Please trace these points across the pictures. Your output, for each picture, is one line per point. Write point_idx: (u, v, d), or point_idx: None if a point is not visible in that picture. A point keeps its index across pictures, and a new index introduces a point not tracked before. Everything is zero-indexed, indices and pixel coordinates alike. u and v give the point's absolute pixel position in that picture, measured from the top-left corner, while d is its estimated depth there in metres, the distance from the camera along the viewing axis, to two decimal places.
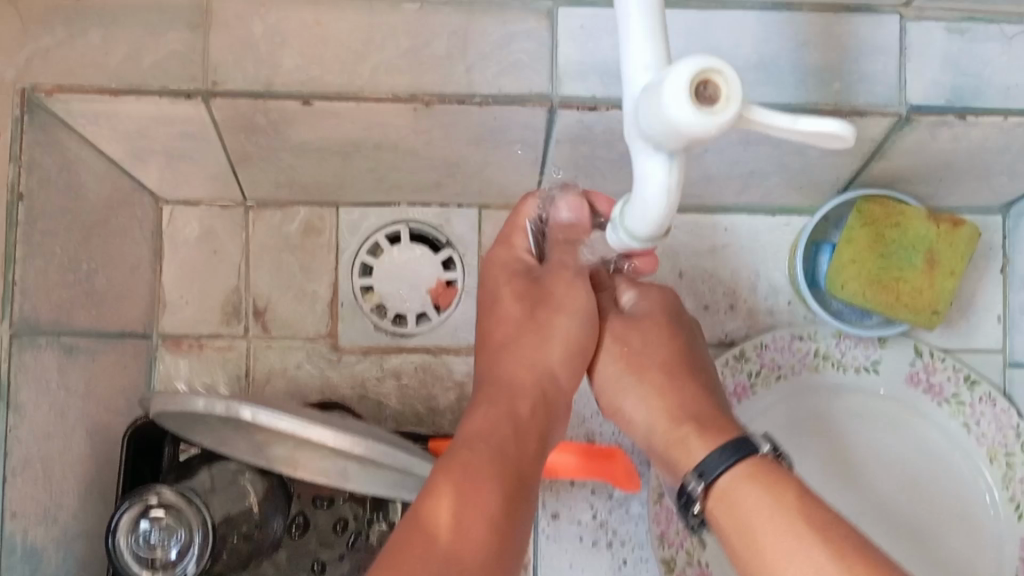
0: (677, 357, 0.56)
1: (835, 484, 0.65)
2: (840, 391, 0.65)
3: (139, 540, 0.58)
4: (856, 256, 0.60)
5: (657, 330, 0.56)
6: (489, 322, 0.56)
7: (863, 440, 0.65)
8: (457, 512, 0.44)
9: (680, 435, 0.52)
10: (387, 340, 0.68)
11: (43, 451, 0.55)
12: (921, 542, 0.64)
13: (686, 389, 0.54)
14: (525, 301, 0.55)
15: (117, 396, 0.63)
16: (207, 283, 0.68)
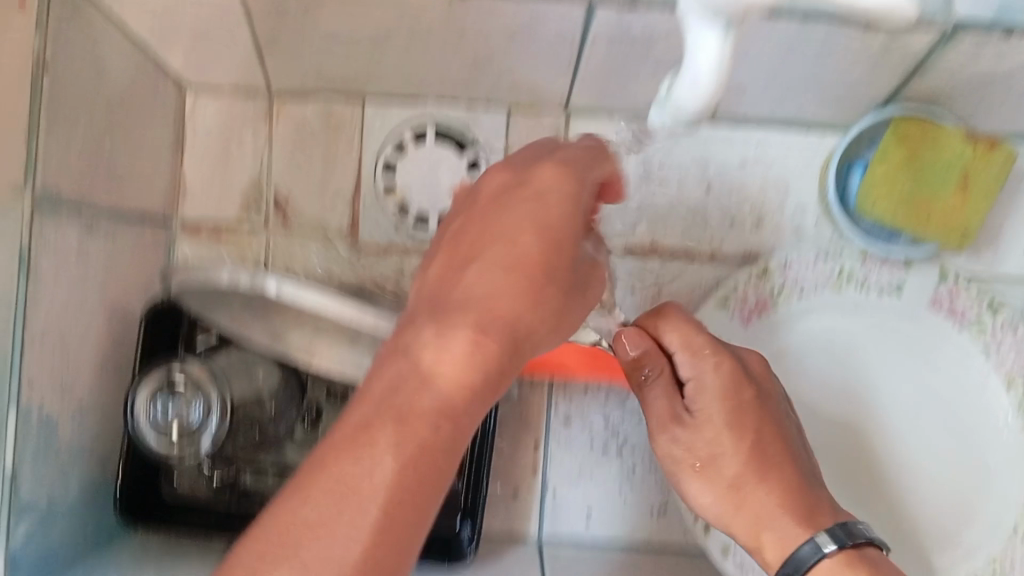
0: (756, 449, 0.54)
1: (835, 400, 0.66)
2: (854, 322, 0.65)
3: (152, 414, 0.55)
4: (888, 174, 0.62)
5: (725, 430, 0.54)
6: (487, 239, 0.39)
7: (860, 389, 0.65)
8: (389, 500, 0.34)
9: (759, 539, 0.54)
10: (409, 241, 0.69)
11: (62, 323, 0.57)
12: (884, 507, 0.64)
13: (758, 490, 0.54)
14: (561, 222, 0.39)
15: (136, 276, 0.65)
16: (230, 172, 0.69)
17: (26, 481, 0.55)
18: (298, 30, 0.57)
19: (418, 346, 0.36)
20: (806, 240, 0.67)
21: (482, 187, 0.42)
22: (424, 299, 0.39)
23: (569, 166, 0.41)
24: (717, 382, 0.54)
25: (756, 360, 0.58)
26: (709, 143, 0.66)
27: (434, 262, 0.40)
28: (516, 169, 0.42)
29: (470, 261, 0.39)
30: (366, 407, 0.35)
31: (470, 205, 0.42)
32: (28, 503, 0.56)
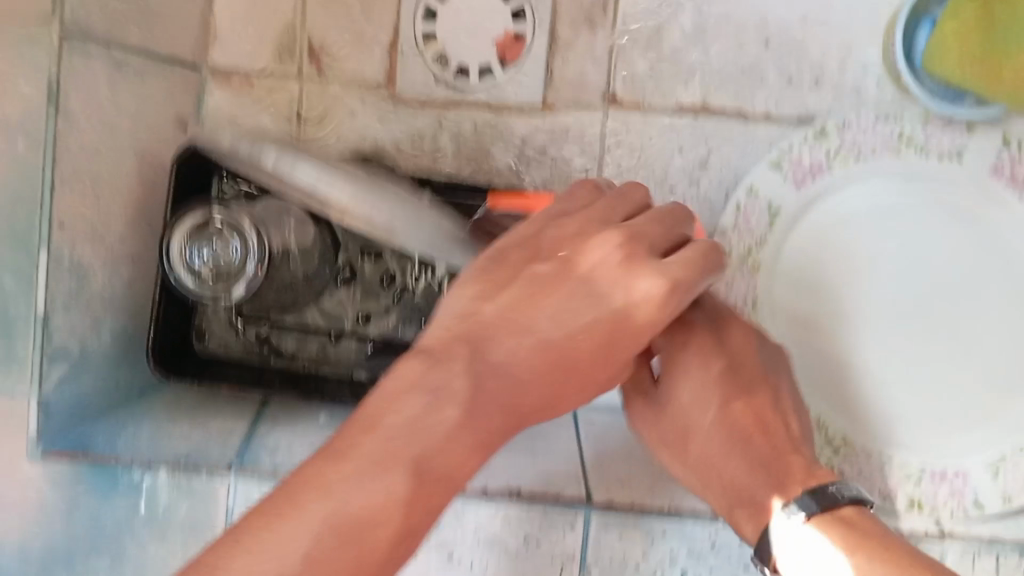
0: (726, 430, 0.47)
1: (885, 272, 0.63)
2: (906, 192, 0.62)
3: (188, 253, 0.56)
4: (960, 28, 0.58)
5: (699, 407, 0.48)
6: (557, 316, 0.41)
7: (890, 266, 0.63)
8: (372, 533, 0.34)
9: (734, 516, 0.47)
10: (449, 94, 0.65)
11: (93, 164, 0.55)
12: (896, 393, 0.61)
13: (729, 466, 0.47)
14: (628, 346, 0.42)
15: (165, 123, 0.62)
16: (262, 17, 0.65)
17: (59, 326, 0.54)
18: None
19: (448, 398, 0.37)
20: (866, 101, 0.64)
21: (579, 250, 0.43)
22: (458, 338, 0.40)
23: (674, 284, 0.42)
24: (688, 362, 0.48)
25: (742, 333, 0.50)
26: None
27: (485, 289, 0.42)
28: (627, 257, 0.43)
29: (527, 331, 0.41)
30: (371, 436, 0.36)
31: (560, 248, 0.44)
32: (60, 348, 0.54)
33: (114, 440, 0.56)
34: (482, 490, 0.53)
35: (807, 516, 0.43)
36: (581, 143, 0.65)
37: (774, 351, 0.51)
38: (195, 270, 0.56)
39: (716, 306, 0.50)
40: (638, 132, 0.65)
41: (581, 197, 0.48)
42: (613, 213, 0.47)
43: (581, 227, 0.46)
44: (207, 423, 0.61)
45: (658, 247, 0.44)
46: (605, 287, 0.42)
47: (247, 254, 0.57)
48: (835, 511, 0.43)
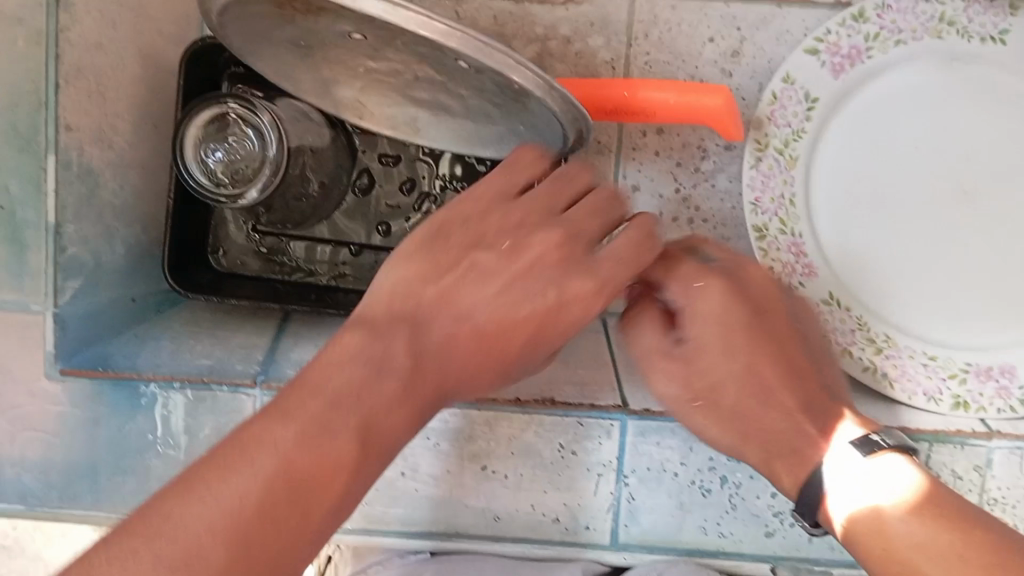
0: (761, 376, 0.44)
1: (926, 162, 0.60)
2: (948, 77, 0.59)
3: (203, 151, 0.54)
4: None
5: (725, 359, 0.44)
6: (494, 293, 0.40)
7: (927, 159, 0.60)
8: (330, 478, 0.34)
9: (771, 468, 0.43)
10: None
11: (95, 62, 0.52)
12: (936, 290, 0.59)
13: (766, 416, 0.43)
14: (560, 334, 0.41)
15: (166, 20, 0.59)
16: None
17: (71, 236, 0.51)
18: None
19: (389, 372, 0.37)
20: None
21: (522, 241, 0.42)
22: (401, 313, 0.39)
23: (602, 287, 0.42)
24: (708, 304, 0.44)
25: (762, 275, 0.47)
26: None
27: (426, 269, 0.41)
28: (564, 253, 0.42)
29: (465, 315, 0.40)
30: (314, 401, 0.35)
31: (502, 236, 0.43)
32: (73, 261, 0.52)
33: (134, 357, 0.54)
34: (516, 399, 0.51)
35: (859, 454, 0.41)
36: (606, 35, 0.61)
37: (789, 300, 0.48)
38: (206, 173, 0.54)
39: (732, 253, 0.47)
40: (666, 21, 0.61)
41: (526, 166, 0.46)
42: (557, 197, 0.45)
43: (524, 215, 0.43)
44: (229, 338, 0.57)
45: (594, 240, 0.44)
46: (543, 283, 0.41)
47: (263, 149, 0.55)
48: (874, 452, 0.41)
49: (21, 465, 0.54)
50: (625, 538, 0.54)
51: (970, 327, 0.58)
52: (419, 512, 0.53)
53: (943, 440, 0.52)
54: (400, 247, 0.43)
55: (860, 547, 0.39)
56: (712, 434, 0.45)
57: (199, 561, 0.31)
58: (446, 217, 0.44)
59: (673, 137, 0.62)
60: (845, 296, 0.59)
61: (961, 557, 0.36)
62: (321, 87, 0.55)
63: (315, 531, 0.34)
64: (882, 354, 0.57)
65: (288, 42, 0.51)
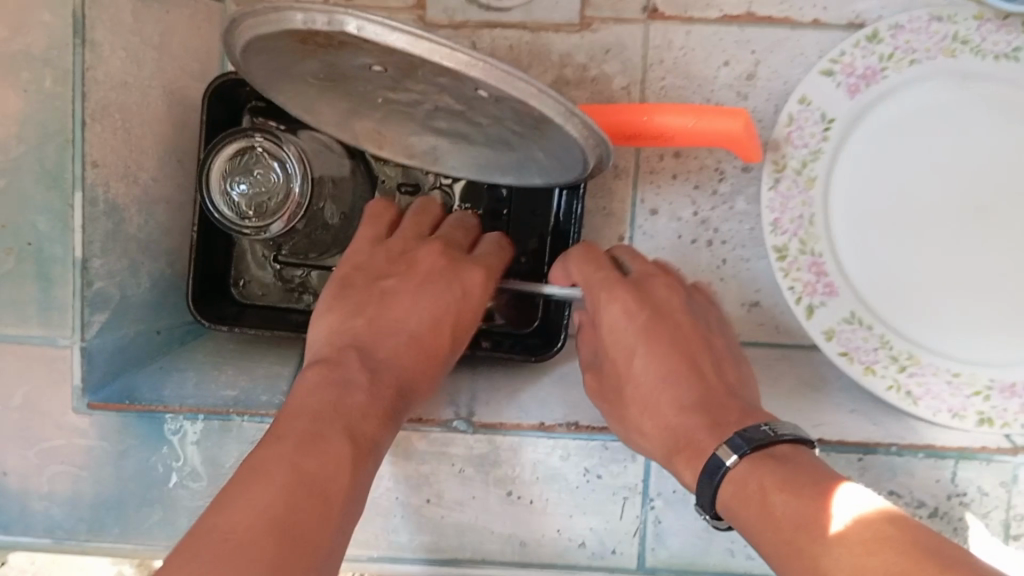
0: (654, 371, 0.47)
1: (946, 181, 0.59)
2: (964, 96, 0.59)
3: (227, 184, 0.55)
4: None
5: (634, 359, 0.48)
6: (414, 303, 0.50)
7: (947, 176, 0.59)
8: (337, 468, 0.39)
9: (673, 461, 0.45)
10: (483, 17, 0.62)
11: (122, 99, 0.53)
12: (959, 307, 0.58)
13: (663, 407, 0.46)
14: (471, 321, 0.52)
15: (192, 56, 0.60)
16: None
17: (98, 271, 0.52)
18: None
19: (353, 388, 0.44)
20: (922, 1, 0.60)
21: (413, 260, 0.53)
22: (345, 346, 0.48)
23: (489, 270, 0.53)
24: (610, 303, 0.49)
25: (666, 286, 0.51)
26: None
27: (349, 311, 0.50)
28: (449, 258, 0.53)
29: (399, 327, 0.49)
30: (300, 420, 0.41)
31: (393, 263, 0.53)
32: (100, 295, 0.52)
33: (160, 388, 0.54)
34: (540, 423, 0.51)
35: (742, 456, 0.41)
36: (622, 62, 0.62)
37: (700, 313, 0.51)
38: (231, 206, 0.55)
39: (645, 269, 0.52)
40: (680, 47, 0.61)
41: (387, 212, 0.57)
42: (423, 225, 0.56)
43: (405, 241, 0.55)
44: (253, 368, 0.58)
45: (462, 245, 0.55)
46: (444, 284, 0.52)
47: (287, 182, 0.55)
48: (767, 453, 0.41)
49: (49, 499, 0.54)
50: (653, 562, 0.53)
51: (995, 343, 0.57)
52: (445, 540, 0.53)
53: (970, 457, 0.53)
54: (320, 307, 0.52)
55: (782, 561, 0.37)
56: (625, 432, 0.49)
57: (251, 544, 0.34)
58: (344, 272, 0.53)
59: (689, 159, 0.62)
60: (866, 314, 0.59)
61: (873, 553, 0.34)
62: (342, 118, 0.56)
63: (342, 516, 0.38)
64: (906, 372, 0.57)
65: (313, 74, 0.52)
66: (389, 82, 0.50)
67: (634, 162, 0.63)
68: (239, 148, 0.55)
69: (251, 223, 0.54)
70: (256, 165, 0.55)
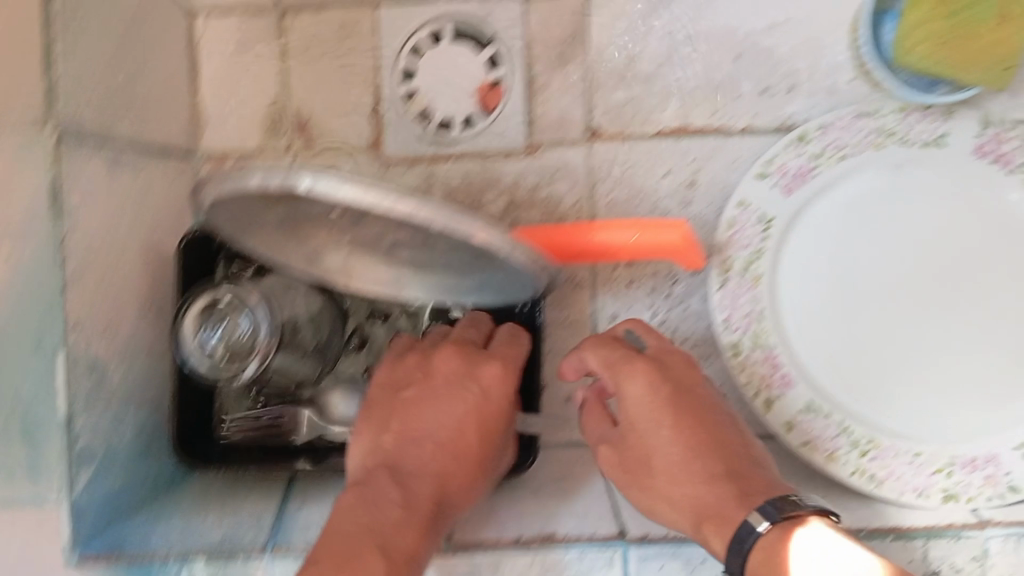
0: (676, 446, 0.49)
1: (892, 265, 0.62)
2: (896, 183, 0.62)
3: (201, 337, 0.57)
4: (924, 19, 0.59)
5: (658, 433, 0.50)
6: (434, 409, 0.53)
7: (889, 264, 0.62)
8: None
9: (702, 533, 0.47)
10: (435, 149, 0.66)
11: (98, 261, 0.56)
12: (910, 389, 0.60)
13: (693, 477, 0.48)
14: (496, 415, 0.54)
15: (165, 210, 0.64)
16: (247, 95, 0.66)
17: (82, 427, 0.54)
18: None
19: (386, 503, 0.47)
20: (845, 100, 0.63)
21: (430, 367, 0.55)
22: (378, 462, 0.51)
23: (505, 363, 0.55)
24: (633, 376, 0.51)
25: (682, 361, 0.53)
26: (732, 10, 0.63)
27: (377, 429, 0.53)
28: (465, 357, 0.55)
29: (423, 438, 0.52)
30: (337, 542, 0.44)
31: (413, 372, 0.56)
32: (85, 450, 0.54)
33: (148, 536, 0.56)
34: (517, 539, 0.53)
35: (772, 524, 0.45)
36: (569, 180, 0.65)
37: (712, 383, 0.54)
38: (205, 357, 0.56)
39: (659, 345, 0.54)
40: (623, 161, 0.65)
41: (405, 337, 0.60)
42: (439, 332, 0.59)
43: (421, 353, 0.57)
44: (237, 506, 0.60)
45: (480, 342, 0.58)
46: (461, 386, 0.54)
47: (257, 331, 0.57)
48: (798, 521, 0.45)
49: None
50: None
51: (946, 427, 0.59)
52: None
53: (938, 534, 0.54)
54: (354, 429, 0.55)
55: None
56: (651, 508, 0.50)
57: None
58: (373, 390, 0.56)
59: (642, 266, 0.65)
60: (824, 403, 0.61)
61: None
62: (308, 258, 0.60)
63: None
64: (869, 457, 0.59)
65: (276, 220, 0.55)
66: (349, 227, 0.53)
67: (591, 271, 0.66)
68: (209, 304, 0.57)
69: (227, 369, 0.57)
70: (226, 314, 0.57)
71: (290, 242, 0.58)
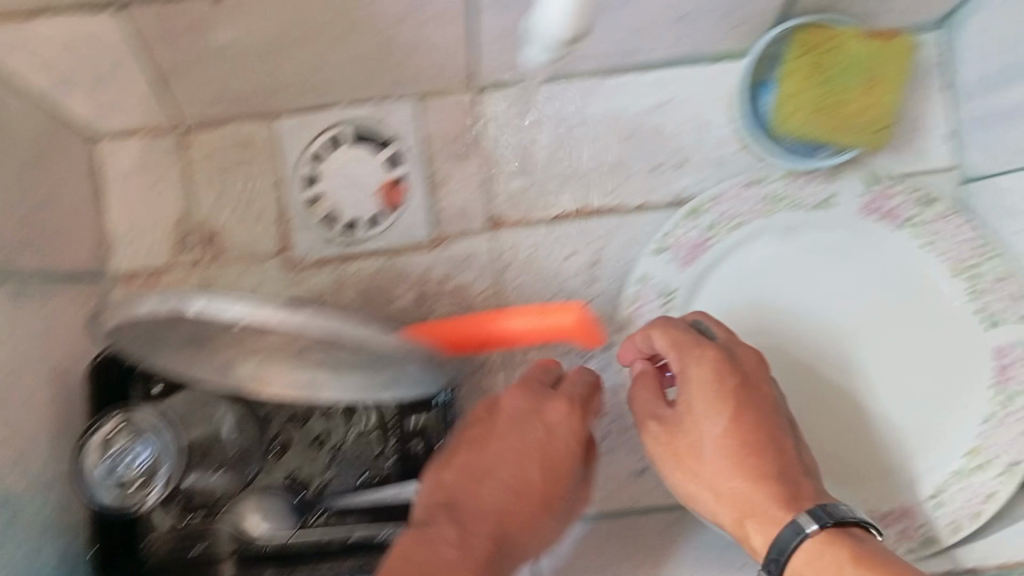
0: (728, 438, 0.54)
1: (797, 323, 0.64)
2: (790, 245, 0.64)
3: (104, 462, 0.55)
4: (796, 89, 0.61)
5: (708, 423, 0.54)
6: (499, 448, 0.54)
7: (818, 308, 0.64)
8: None
9: (744, 527, 0.53)
10: (341, 250, 0.67)
11: (5, 396, 0.54)
12: (852, 414, 0.63)
13: (746, 472, 0.53)
14: (564, 454, 0.54)
15: (75, 335, 0.63)
16: (153, 214, 0.67)
17: None
18: (192, 47, 0.56)
19: (444, 542, 0.48)
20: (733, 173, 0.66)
21: (496, 407, 0.56)
22: (438, 502, 0.52)
23: (573, 403, 0.56)
24: (697, 369, 0.55)
25: (752, 356, 0.57)
26: (619, 93, 0.65)
27: (440, 468, 0.54)
28: (531, 396, 0.56)
29: (486, 475, 0.53)
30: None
31: (481, 413, 0.56)
32: None
33: None
34: None
35: (819, 527, 0.51)
36: (477, 270, 0.67)
37: (772, 378, 0.58)
38: (109, 482, 0.54)
39: (728, 338, 0.57)
40: (527, 247, 0.66)
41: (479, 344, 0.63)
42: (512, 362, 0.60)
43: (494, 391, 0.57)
44: None
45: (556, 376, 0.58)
46: (528, 423, 0.55)
47: (159, 455, 0.56)
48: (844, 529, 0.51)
49: None
50: None
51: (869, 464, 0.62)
52: None
53: None
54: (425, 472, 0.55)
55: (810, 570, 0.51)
56: (691, 492, 0.55)
57: None
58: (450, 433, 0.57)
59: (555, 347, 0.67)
60: None
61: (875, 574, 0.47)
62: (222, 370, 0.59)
63: None
64: None
65: (178, 338, 0.54)
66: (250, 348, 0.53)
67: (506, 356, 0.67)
68: (108, 430, 0.55)
69: (132, 495, 0.55)
70: (125, 439, 0.56)
71: (201, 356, 0.57)
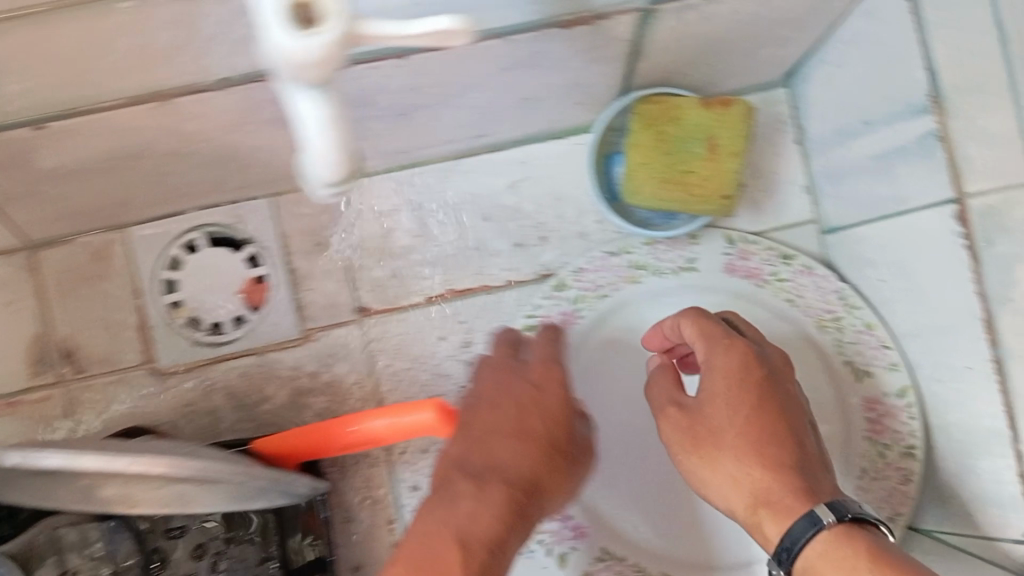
0: (747, 430, 0.53)
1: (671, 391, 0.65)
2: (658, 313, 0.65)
3: None
4: (645, 158, 0.61)
5: (726, 413, 0.53)
6: (490, 407, 0.55)
7: None
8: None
9: (757, 516, 0.51)
10: (205, 352, 0.65)
11: None
12: None
13: (763, 462, 0.52)
14: (553, 405, 0.55)
15: None
16: (9, 335, 0.64)
17: None
18: (23, 176, 0.53)
19: (462, 502, 0.50)
20: (596, 242, 0.67)
21: (481, 381, 0.57)
22: (447, 467, 0.53)
23: (548, 364, 0.57)
24: (719, 357, 0.55)
25: (779, 354, 0.56)
26: (473, 175, 0.66)
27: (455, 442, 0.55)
28: (507, 368, 0.57)
29: (485, 432, 0.54)
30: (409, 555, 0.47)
31: (476, 388, 0.57)
32: None
33: None
34: None
35: (834, 522, 0.48)
36: (349, 361, 0.65)
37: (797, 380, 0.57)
38: None
39: (757, 335, 0.57)
40: (398, 334, 0.66)
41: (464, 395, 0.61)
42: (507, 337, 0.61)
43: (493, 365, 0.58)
44: None
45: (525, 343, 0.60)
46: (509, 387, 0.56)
47: None
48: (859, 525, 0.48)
49: None
50: None
51: None
52: None
53: None
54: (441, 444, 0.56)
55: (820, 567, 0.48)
56: (706, 479, 0.54)
57: None
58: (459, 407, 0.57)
59: None
60: (620, 548, 0.61)
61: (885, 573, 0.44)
62: None
63: None
64: None
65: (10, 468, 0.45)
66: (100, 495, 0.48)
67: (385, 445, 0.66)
68: None
69: None
70: None
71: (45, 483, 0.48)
